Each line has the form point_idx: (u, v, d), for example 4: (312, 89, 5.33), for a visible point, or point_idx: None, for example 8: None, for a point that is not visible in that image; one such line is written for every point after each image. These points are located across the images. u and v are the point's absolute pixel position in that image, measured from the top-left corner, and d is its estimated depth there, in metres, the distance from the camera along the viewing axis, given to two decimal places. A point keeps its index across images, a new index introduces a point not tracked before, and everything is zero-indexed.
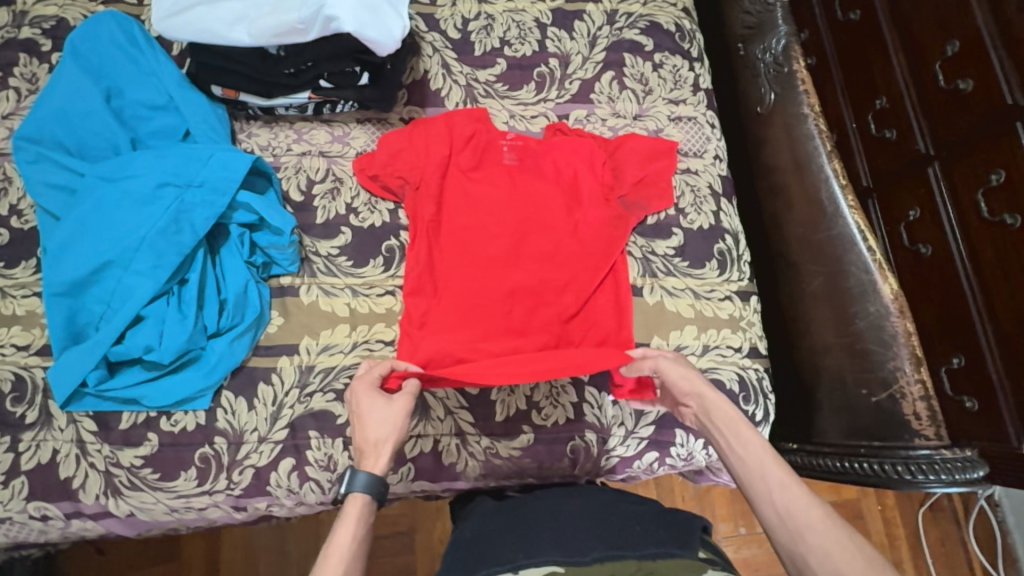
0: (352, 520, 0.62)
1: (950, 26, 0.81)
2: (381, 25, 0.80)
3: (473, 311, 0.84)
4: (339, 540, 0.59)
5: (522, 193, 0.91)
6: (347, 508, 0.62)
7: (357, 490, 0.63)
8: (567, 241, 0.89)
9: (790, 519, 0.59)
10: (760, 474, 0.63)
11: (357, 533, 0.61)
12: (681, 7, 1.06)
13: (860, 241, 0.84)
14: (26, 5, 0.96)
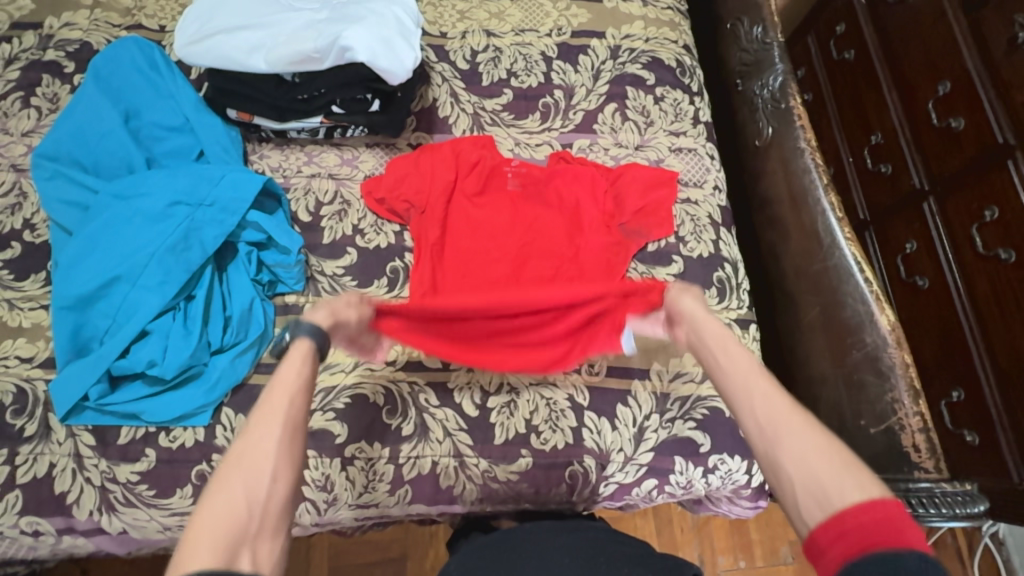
0: (296, 360, 0.56)
1: (941, 74, 1.15)
2: (393, 55, 0.83)
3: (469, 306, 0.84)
4: (285, 376, 0.54)
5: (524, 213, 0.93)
6: (293, 349, 0.57)
7: (304, 336, 0.58)
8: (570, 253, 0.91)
9: (769, 424, 0.52)
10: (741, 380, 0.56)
11: (302, 381, 0.55)
12: (682, 44, 1.10)
13: (857, 271, 0.83)
14: (52, 29, 1.00)
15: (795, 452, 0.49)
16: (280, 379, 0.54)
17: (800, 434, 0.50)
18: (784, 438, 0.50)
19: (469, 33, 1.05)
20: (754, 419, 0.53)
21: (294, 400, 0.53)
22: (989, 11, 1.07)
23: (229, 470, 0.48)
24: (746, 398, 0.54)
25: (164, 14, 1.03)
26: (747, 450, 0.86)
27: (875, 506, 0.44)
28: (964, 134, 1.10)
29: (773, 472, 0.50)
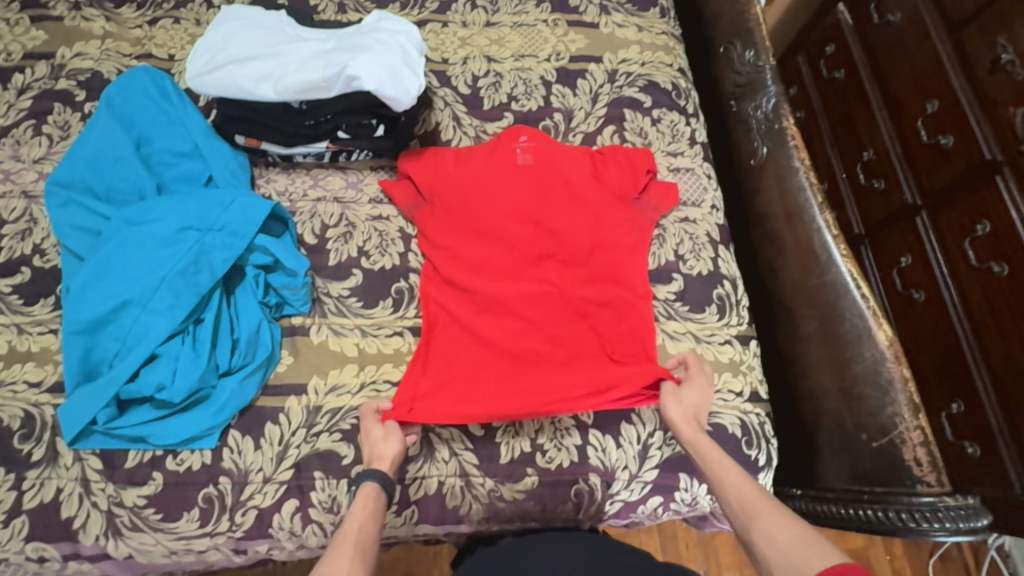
0: (363, 504, 0.69)
1: (931, 93, 1.18)
2: (399, 84, 0.86)
3: (488, 374, 0.83)
4: (354, 514, 0.67)
5: (525, 210, 0.93)
6: (358, 498, 0.70)
7: (366, 483, 0.71)
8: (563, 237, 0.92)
9: (742, 506, 0.66)
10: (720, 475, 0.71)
11: (374, 527, 0.67)
12: (677, 68, 1.13)
13: (854, 288, 0.85)
14: (63, 58, 1.03)
15: (773, 538, 0.60)
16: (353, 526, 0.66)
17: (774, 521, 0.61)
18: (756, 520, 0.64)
19: (470, 58, 1.08)
20: (747, 521, 0.64)
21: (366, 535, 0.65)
22: (971, 32, 1.11)
23: None
24: (744, 511, 0.65)
25: (173, 44, 1.06)
26: (751, 466, 0.86)
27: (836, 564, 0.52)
28: (953, 150, 1.13)
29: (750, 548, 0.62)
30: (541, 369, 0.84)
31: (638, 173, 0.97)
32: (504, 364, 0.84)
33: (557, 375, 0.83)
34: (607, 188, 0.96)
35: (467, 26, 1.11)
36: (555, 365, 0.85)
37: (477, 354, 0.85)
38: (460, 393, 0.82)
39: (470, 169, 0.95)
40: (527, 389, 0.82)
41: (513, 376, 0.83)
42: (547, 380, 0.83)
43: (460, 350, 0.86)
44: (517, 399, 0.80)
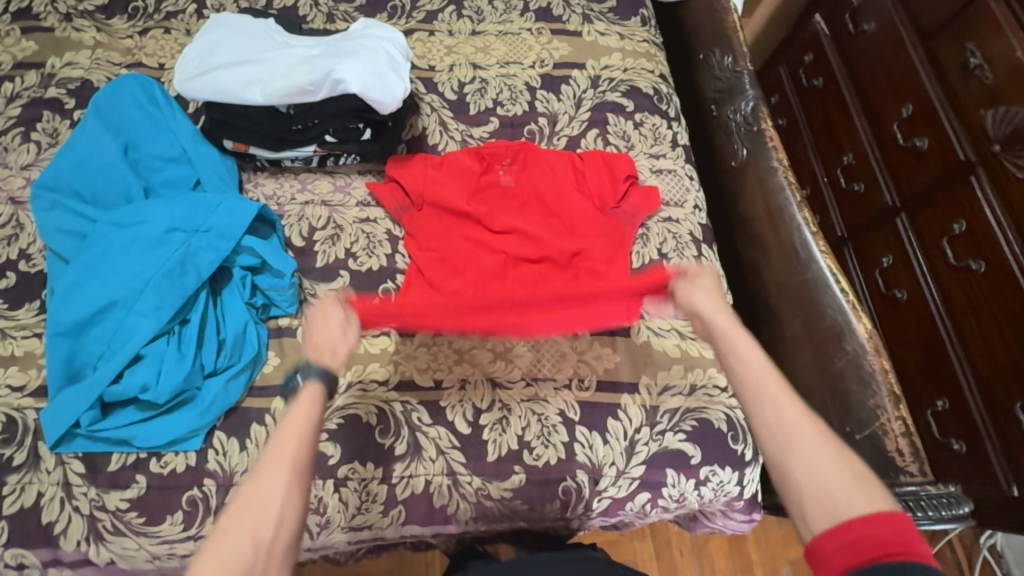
0: (305, 403, 0.57)
1: (906, 98, 1.21)
2: (384, 87, 0.88)
3: (449, 311, 0.81)
4: (295, 418, 0.56)
5: (505, 218, 0.96)
6: (302, 394, 0.58)
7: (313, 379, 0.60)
8: (544, 241, 0.94)
9: (780, 433, 0.55)
10: (757, 389, 0.58)
11: (309, 421, 0.56)
12: (659, 73, 1.16)
13: (832, 283, 0.86)
14: (54, 68, 1.04)
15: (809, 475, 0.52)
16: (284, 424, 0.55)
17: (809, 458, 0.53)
18: (798, 452, 0.54)
19: (456, 66, 1.10)
20: (781, 455, 0.55)
21: (300, 439, 0.54)
22: (943, 39, 1.15)
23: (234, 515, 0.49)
24: (776, 441, 0.55)
25: (164, 53, 1.08)
26: (738, 461, 0.87)
27: (885, 519, 0.48)
28: (929, 152, 1.16)
29: (781, 480, 0.54)
30: (507, 291, 0.83)
31: (617, 181, 0.98)
32: (468, 305, 0.80)
33: (526, 301, 0.80)
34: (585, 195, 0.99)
35: (454, 34, 1.13)
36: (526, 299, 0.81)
37: (442, 310, 0.81)
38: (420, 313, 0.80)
39: (454, 181, 0.98)
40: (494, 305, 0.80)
41: (479, 306, 0.79)
42: (513, 304, 0.80)
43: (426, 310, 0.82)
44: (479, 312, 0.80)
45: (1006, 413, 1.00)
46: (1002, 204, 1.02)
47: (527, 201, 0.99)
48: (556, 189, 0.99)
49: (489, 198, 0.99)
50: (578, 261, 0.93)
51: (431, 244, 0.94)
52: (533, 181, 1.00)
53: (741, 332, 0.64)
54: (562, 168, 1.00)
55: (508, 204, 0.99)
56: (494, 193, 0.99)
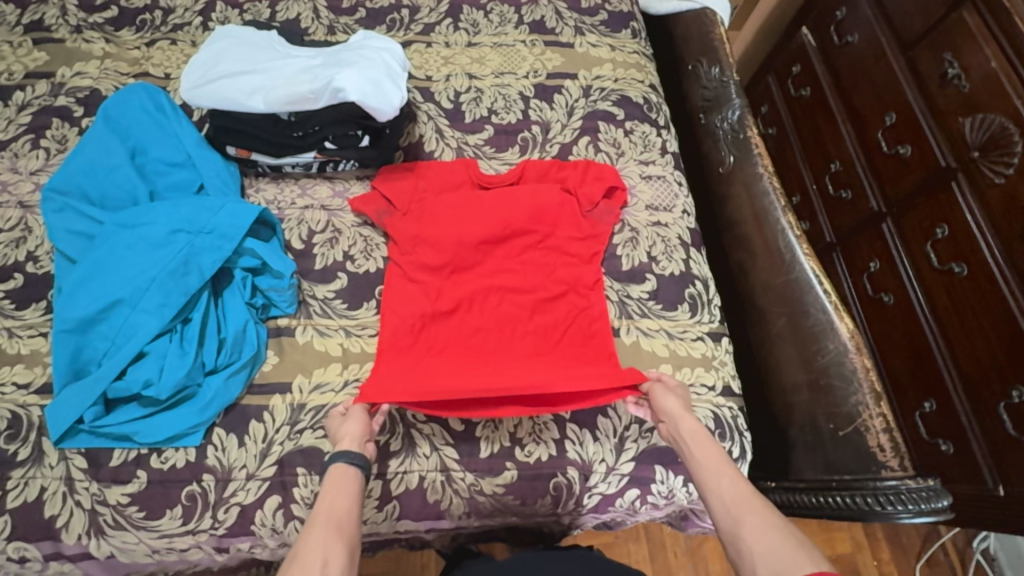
0: (336, 481, 0.69)
1: (889, 106, 1.25)
2: (381, 94, 0.91)
3: (446, 367, 0.85)
4: (328, 494, 0.67)
5: (495, 270, 0.95)
6: (331, 473, 0.70)
7: (339, 460, 0.71)
8: (540, 313, 0.92)
9: (734, 507, 0.64)
10: (713, 474, 0.69)
11: (338, 496, 0.67)
12: (649, 84, 1.20)
13: (816, 284, 0.89)
14: (64, 77, 1.08)
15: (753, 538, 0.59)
16: (325, 503, 0.66)
17: (762, 532, 0.59)
18: (742, 523, 0.62)
19: (452, 76, 1.14)
20: (733, 527, 0.62)
21: (332, 508, 0.65)
22: (921, 49, 1.19)
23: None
24: (730, 516, 0.63)
25: (170, 63, 1.11)
26: None
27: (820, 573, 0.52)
28: (911, 159, 1.20)
29: (735, 547, 0.61)
30: (499, 356, 0.87)
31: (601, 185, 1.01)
32: (462, 362, 0.86)
33: (520, 373, 0.84)
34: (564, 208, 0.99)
35: (450, 46, 1.17)
36: (518, 360, 0.87)
37: (438, 355, 0.87)
38: (417, 382, 0.81)
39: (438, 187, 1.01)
40: (488, 373, 0.84)
41: (475, 367, 0.85)
42: (509, 369, 0.85)
43: (417, 359, 0.86)
44: (481, 383, 0.81)
45: (990, 412, 1.02)
46: (981, 208, 1.06)
47: (525, 248, 0.97)
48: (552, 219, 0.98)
49: (480, 231, 0.95)
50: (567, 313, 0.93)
51: (426, 275, 0.93)
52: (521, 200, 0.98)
53: (705, 437, 0.74)
54: (545, 193, 0.99)
55: (496, 261, 0.96)
56: (484, 220, 0.96)
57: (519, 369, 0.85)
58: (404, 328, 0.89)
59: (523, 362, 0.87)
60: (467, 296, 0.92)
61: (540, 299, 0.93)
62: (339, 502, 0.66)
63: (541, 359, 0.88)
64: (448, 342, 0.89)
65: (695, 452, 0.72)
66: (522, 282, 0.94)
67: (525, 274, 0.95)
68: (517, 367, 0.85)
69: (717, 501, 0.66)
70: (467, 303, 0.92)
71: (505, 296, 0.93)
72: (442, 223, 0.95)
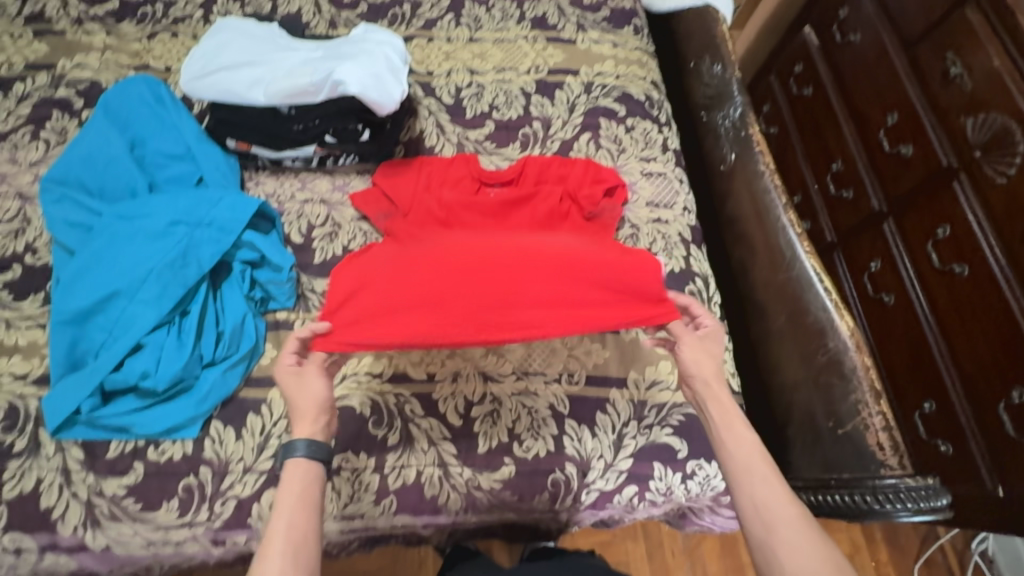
0: (294, 486, 0.64)
1: (891, 105, 1.25)
2: (381, 88, 0.91)
3: (420, 290, 0.73)
4: (285, 503, 0.62)
5: (487, 228, 0.88)
6: (288, 474, 0.65)
7: (298, 457, 0.66)
8: (535, 244, 0.80)
9: (766, 511, 0.62)
10: (746, 468, 0.65)
11: (298, 506, 0.62)
12: (651, 81, 1.19)
13: (817, 282, 0.89)
14: (65, 69, 1.08)
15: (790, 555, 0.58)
16: (283, 521, 0.60)
17: (796, 550, 0.59)
18: (776, 532, 0.61)
19: (454, 71, 1.14)
20: (764, 534, 0.61)
21: (292, 521, 0.60)
22: (923, 49, 1.18)
23: None
24: (761, 521, 0.62)
25: (171, 56, 1.11)
26: None
27: None
28: (913, 158, 1.19)
29: (763, 554, 0.61)
30: (480, 295, 0.72)
31: (603, 181, 1.01)
32: (431, 314, 0.71)
33: (495, 303, 0.72)
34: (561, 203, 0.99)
35: (452, 41, 1.17)
36: (507, 279, 0.74)
37: (412, 275, 0.75)
38: (386, 303, 0.73)
39: (438, 179, 0.99)
40: (465, 299, 0.72)
41: (453, 285, 0.73)
42: (489, 305, 0.72)
43: (391, 282, 0.75)
44: (461, 323, 0.71)
45: (990, 413, 1.01)
46: (983, 207, 1.05)
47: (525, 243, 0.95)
48: (550, 208, 0.95)
49: (474, 214, 0.93)
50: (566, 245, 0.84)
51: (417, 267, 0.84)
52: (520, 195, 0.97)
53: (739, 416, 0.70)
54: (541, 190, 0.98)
55: (491, 227, 0.90)
56: (478, 207, 0.94)
57: (505, 297, 0.72)
58: (381, 265, 0.80)
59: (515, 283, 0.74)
60: (454, 240, 0.84)
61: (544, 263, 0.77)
62: (297, 517, 0.61)
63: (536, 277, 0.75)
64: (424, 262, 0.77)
65: (728, 432, 0.69)
66: (515, 235, 0.86)
67: (519, 232, 0.88)
68: (504, 292, 0.73)
69: (746, 495, 0.64)
70: (450, 241, 0.83)
71: (496, 238, 0.84)
72: (435, 207, 0.94)
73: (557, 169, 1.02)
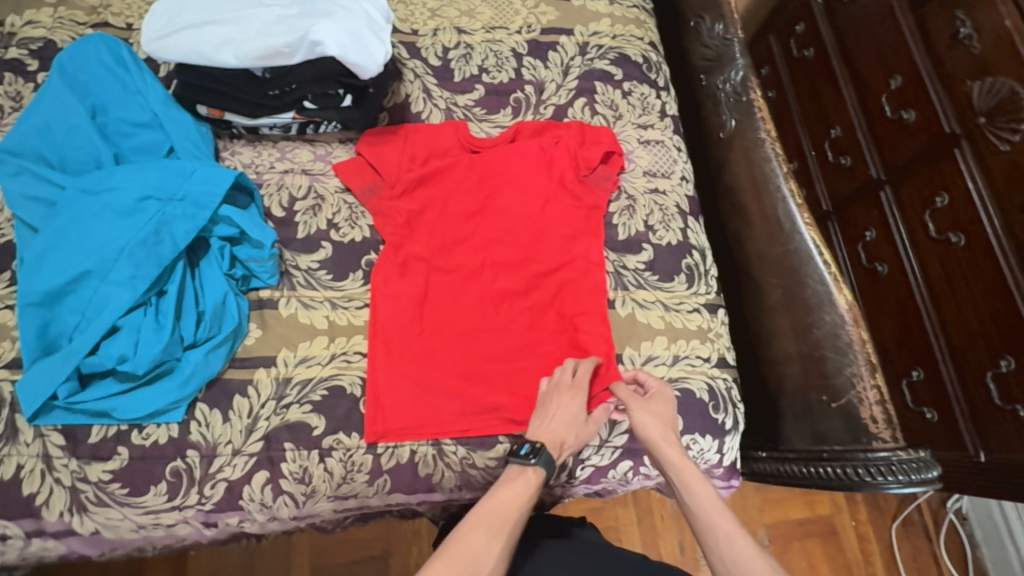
0: (524, 484, 0.70)
1: (896, 68, 1.20)
2: (363, 50, 0.84)
3: (444, 367, 0.85)
4: (504, 494, 0.68)
5: (490, 253, 0.91)
6: (525, 472, 0.71)
7: (539, 463, 0.72)
8: (536, 293, 0.90)
9: (732, 562, 0.63)
10: (710, 521, 0.67)
11: (515, 497, 0.68)
12: (648, 41, 1.13)
13: (815, 255, 0.88)
14: (14, 26, 0.99)
15: None
16: (493, 500, 0.67)
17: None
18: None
19: (440, 30, 1.06)
20: None
21: (502, 506, 0.67)
22: (933, 8, 1.13)
23: (444, 553, 0.61)
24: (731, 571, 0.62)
25: (131, 12, 1.02)
26: (718, 429, 0.89)
27: None
28: (915, 125, 1.16)
29: None
30: (500, 350, 0.86)
31: (599, 151, 0.97)
32: (462, 380, 0.84)
33: (520, 365, 0.85)
34: (552, 174, 0.96)
35: None
36: (517, 355, 0.86)
37: (434, 341, 0.86)
38: (417, 381, 0.84)
39: (428, 150, 0.96)
40: (484, 373, 0.85)
41: (472, 363, 0.85)
42: (511, 359, 0.86)
43: (415, 346, 0.85)
44: (489, 388, 0.84)
45: (977, 381, 1.02)
46: (983, 176, 1.03)
47: (518, 218, 0.93)
48: (542, 192, 0.95)
49: (472, 211, 0.93)
50: (566, 288, 0.90)
51: (424, 272, 0.90)
52: (510, 171, 0.96)
53: (695, 471, 0.72)
54: (532, 154, 0.97)
55: (490, 236, 0.92)
56: (475, 205, 0.94)
57: (515, 370, 0.85)
58: (397, 320, 0.86)
59: (524, 349, 0.86)
60: (462, 278, 0.89)
61: (537, 276, 0.90)
62: (507, 502, 0.67)
63: (541, 342, 0.87)
64: (443, 325, 0.87)
65: (687, 489, 0.70)
66: (517, 264, 0.91)
67: (520, 245, 0.92)
68: (513, 365, 0.85)
69: (715, 548, 0.65)
70: (462, 283, 0.89)
71: (501, 273, 0.90)
72: (434, 202, 0.94)
73: (552, 139, 0.98)
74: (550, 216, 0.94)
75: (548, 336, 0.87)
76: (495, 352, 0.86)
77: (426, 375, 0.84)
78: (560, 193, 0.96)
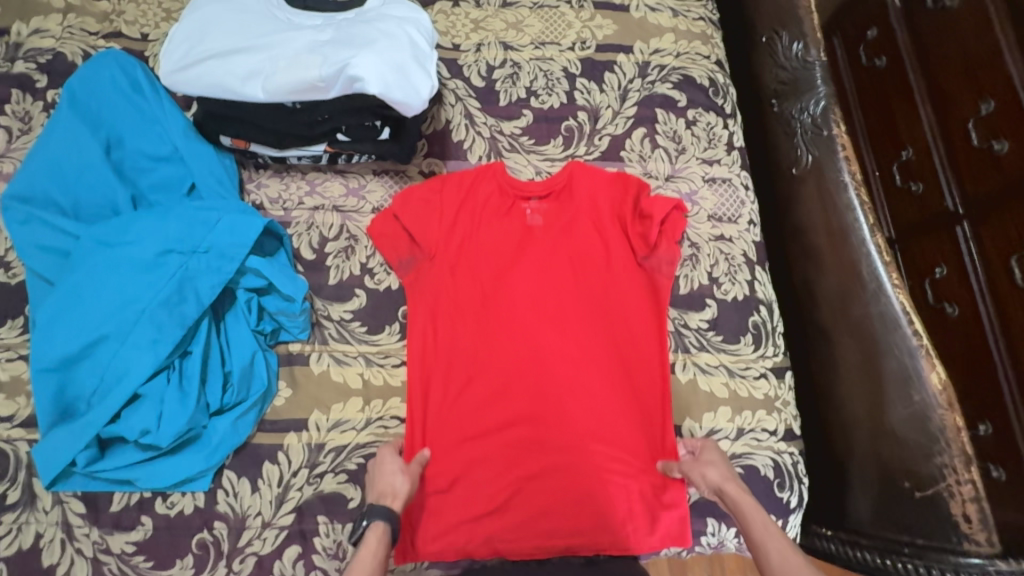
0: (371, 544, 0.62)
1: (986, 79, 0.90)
2: (407, 85, 0.74)
3: (488, 453, 0.77)
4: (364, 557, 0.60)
5: (547, 331, 0.81)
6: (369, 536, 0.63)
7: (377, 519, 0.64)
8: (596, 370, 0.80)
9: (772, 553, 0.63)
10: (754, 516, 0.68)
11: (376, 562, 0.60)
12: (715, 59, 1.01)
13: (904, 323, 0.78)
14: (20, 36, 0.90)
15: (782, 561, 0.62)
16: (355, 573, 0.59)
17: None
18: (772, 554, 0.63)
19: (484, 45, 0.96)
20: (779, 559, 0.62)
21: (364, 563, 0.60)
22: None
23: None
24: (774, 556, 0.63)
25: (146, 21, 0.93)
26: (783, 509, 0.81)
27: None
28: (1008, 159, 0.87)
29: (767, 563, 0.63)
30: (550, 435, 0.77)
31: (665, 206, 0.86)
32: (508, 470, 0.76)
33: (571, 454, 0.77)
34: (611, 231, 0.86)
35: (481, 6, 0.98)
36: (569, 443, 0.77)
37: (477, 421, 0.78)
38: (460, 465, 0.76)
39: (472, 194, 0.86)
40: (532, 463, 0.77)
41: (518, 450, 0.77)
42: (562, 447, 0.77)
43: (459, 426, 0.78)
44: (538, 480, 0.76)
45: None
46: None
47: (569, 280, 0.84)
48: (597, 250, 0.85)
49: (523, 278, 0.84)
50: (623, 364, 0.81)
51: (467, 339, 0.81)
52: (563, 224, 0.86)
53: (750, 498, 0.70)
54: (589, 205, 0.87)
55: (541, 300, 0.82)
56: (524, 263, 0.84)
57: (566, 458, 0.77)
58: (440, 393, 0.79)
59: (591, 453, 0.77)
60: (514, 361, 0.80)
61: (592, 351, 0.81)
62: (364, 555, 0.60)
63: (609, 442, 0.78)
64: (491, 404, 0.78)
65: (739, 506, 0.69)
66: (580, 346, 0.81)
67: (575, 309, 0.82)
68: (567, 458, 0.77)
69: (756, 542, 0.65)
70: (508, 354, 0.80)
71: (557, 346, 0.80)
72: (480, 268, 0.84)
73: (606, 189, 0.88)
74: (608, 277, 0.84)
75: (603, 420, 0.78)
76: (545, 438, 0.77)
77: (469, 461, 0.76)
78: (619, 251, 0.85)
